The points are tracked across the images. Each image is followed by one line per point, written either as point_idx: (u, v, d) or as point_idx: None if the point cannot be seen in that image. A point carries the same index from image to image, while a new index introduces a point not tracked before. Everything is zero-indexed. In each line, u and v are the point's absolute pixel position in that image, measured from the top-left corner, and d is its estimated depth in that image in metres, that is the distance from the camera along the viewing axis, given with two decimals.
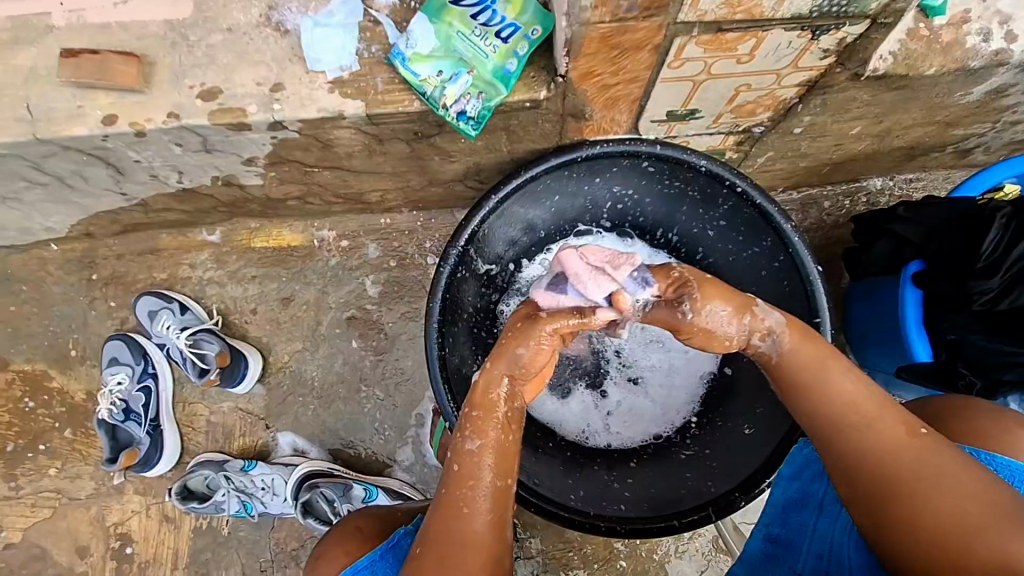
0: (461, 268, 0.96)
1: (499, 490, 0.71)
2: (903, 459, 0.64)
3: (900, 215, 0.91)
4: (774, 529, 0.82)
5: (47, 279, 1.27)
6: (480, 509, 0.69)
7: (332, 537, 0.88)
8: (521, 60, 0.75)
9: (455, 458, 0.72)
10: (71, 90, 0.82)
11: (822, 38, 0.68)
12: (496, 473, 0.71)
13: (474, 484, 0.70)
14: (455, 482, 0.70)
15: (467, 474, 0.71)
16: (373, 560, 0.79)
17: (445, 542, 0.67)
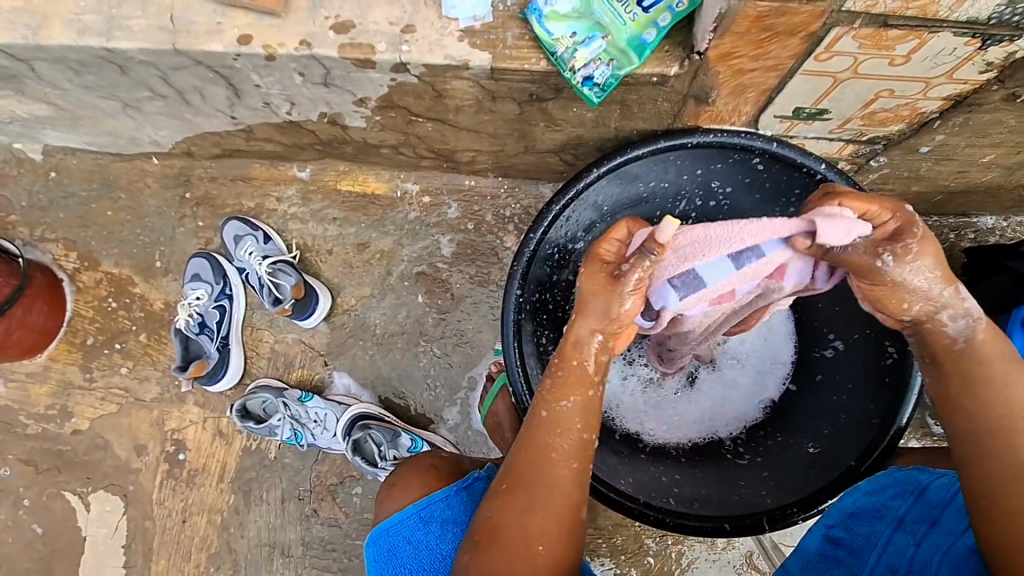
0: (549, 236, 0.96)
1: (585, 442, 0.76)
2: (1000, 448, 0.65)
3: (1022, 252, 0.88)
4: (836, 531, 0.86)
5: (145, 191, 1.34)
6: (566, 458, 0.75)
7: (411, 465, 0.97)
8: (660, 31, 0.74)
9: (543, 405, 0.77)
10: (213, 6, 0.85)
11: (989, 49, 0.65)
12: (584, 426, 0.76)
13: (565, 430, 0.76)
14: (543, 429, 0.76)
15: (556, 421, 0.76)
16: (448, 494, 0.89)
17: (531, 486, 0.73)
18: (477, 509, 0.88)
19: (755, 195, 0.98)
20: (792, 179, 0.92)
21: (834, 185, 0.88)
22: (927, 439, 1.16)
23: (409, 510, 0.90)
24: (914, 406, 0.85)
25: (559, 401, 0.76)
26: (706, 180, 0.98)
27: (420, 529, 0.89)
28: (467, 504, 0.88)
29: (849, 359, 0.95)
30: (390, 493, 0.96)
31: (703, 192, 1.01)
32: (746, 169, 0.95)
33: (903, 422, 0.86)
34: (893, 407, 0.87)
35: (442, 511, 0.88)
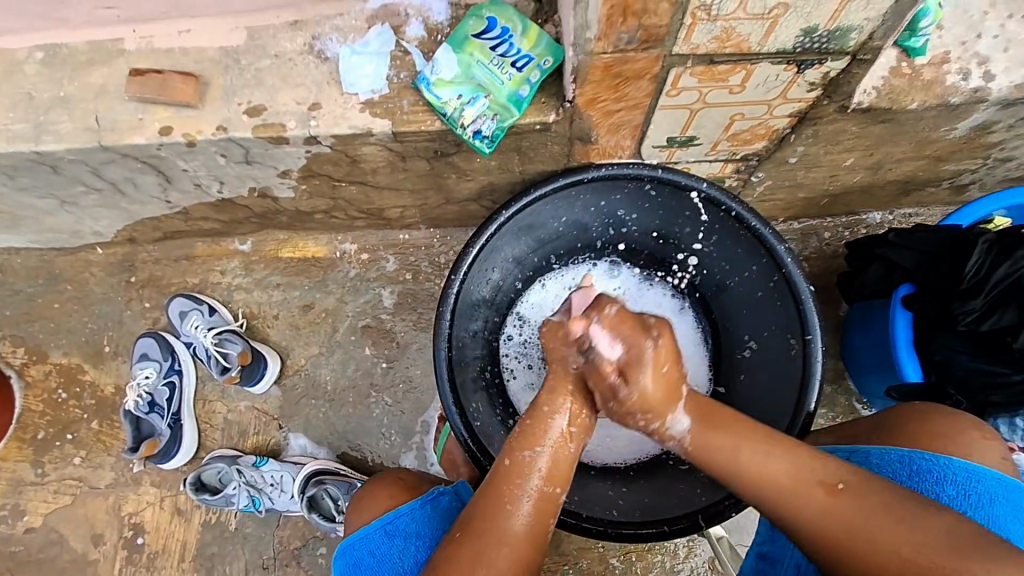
0: (472, 278, 1.03)
1: (546, 494, 0.78)
2: (846, 522, 0.70)
3: (890, 240, 0.95)
4: (764, 547, 0.90)
5: (90, 280, 1.37)
6: (520, 509, 0.77)
7: (372, 483, 0.98)
8: (533, 86, 0.84)
9: (508, 453, 0.80)
10: (133, 104, 0.92)
11: (806, 72, 0.75)
12: (545, 479, 0.79)
13: (525, 481, 0.78)
14: (503, 474, 0.79)
15: (519, 469, 0.78)
16: (414, 506, 0.90)
17: (482, 535, 0.76)
18: (441, 522, 0.89)
19: (658, 219, 1.07)
20: (682, 199, 1.01)
21: (718, 201, 0.98)
22: None
23: (375, 523, 0.90)
24: (817, 390, 0.94)
25: (524, 451, 0.79)
26: (613, 210, 1.07)
27: (385, 542, 0.89)
28: (434, 517, 0.90)
29: (762, 358, 1.04)
30: (355, 511, 0.96)
31: (612, 220, 1.09)
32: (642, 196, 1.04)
33: (810, 409, 0.94)
34: (803, 394, 0.95)
35: (407, 523, 0.89)
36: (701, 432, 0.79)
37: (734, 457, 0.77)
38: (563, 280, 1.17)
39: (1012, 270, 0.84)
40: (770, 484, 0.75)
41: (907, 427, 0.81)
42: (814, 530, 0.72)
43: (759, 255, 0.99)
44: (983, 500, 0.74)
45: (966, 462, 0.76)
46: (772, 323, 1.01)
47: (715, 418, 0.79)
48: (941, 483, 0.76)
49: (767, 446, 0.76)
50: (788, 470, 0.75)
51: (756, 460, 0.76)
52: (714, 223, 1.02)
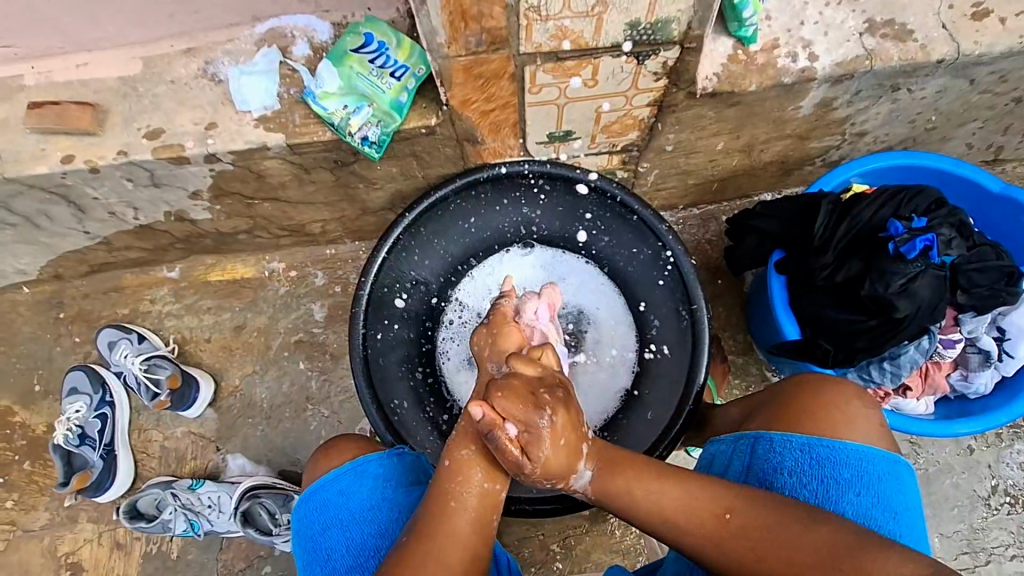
0: (386, 281, 1.08)
1: (489, 491, 0.79)
2: (733, 548, 0.73)
3: (758, 211, 1.04)
4: None
5: (17, 320, 1.38)
6: (462, 508, 0.77)
7: (343, 439, 0.95)
8: (411, 93, 0.91)
9: (448, 454, 0.81)
10: (34, 136, 0.96)
11: (646, 63, 0.83)
12: (486, 476, 0.79)
13: (468, 480, 0.78)
14: (444, 477, 0.79)
15: (460, 468, 0.79)
16: (381, 457, 0.90)
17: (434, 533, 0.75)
18: (406, 474, 0.91)
19: (559, 211, 1.14)
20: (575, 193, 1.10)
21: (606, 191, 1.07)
22: None
23: (346, 465, 0.89)
24: (707, 351, 1.02)
25: (463, 450, 0.80)
26: (514, 208, 1.14)
27: (353, 483, 0.88)
28: (400, 466, 0.91)
29: (666, 332, 1.10)
30: (321, 457, 0.93)
31: (518, 218, 1.16)
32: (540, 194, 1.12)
33: (702, 374, 1.01)
34: (695, 361, 1.02)
35: (376, 468, 0.89)
36: (605, 482, 0.80)
37: (629, 499, 0.79)
38: (482, 272, 1.19)
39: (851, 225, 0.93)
40: (666, 510, 0.77)
41: (811, 408, 0.85)
42: (709, 555, 0.74)
43: (648, 239, 1.07)
44: (873, 481, 0.80)
45: (858, 444, 0.81)
46: (667, 296, 1.08)
47: (608, 458, 0.81)
48: (837, 470, 0.80)
49: (660, 480, 0.78)
50: (679, 500, 0.77)
51: (648, 505, 0.78)
52: (606, 213, 1.10)
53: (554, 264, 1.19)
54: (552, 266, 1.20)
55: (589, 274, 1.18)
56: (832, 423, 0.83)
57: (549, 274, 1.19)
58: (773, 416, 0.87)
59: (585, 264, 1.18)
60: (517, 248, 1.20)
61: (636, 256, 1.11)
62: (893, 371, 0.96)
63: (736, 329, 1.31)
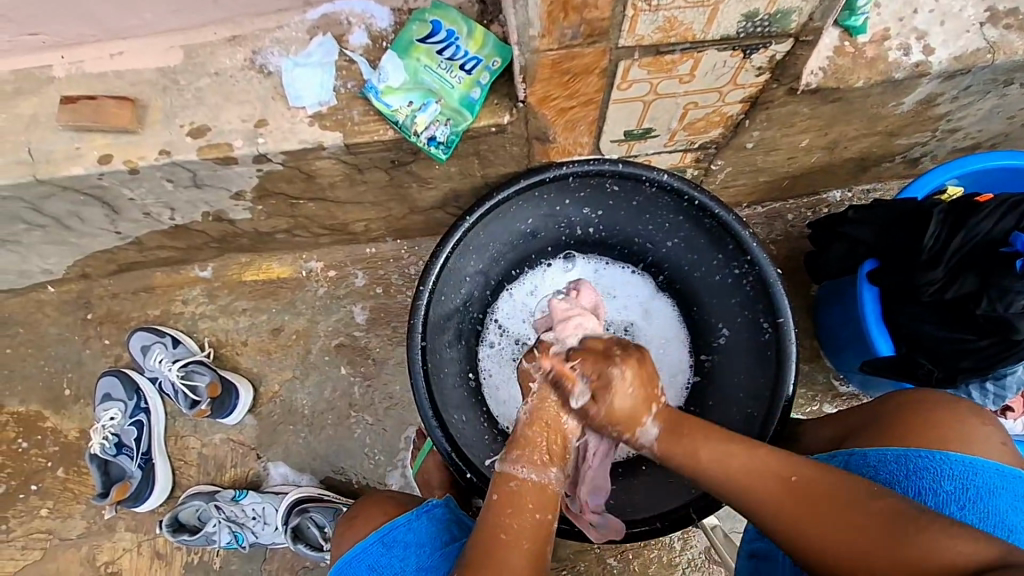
0: (441, 290, 0.99)
1: (540, 522, 0.74)
2: (809, 508, 0.67)
3: (851, 218, 0.98)
4: (754, 545, 0.87)
5: (43, 321, 1.31)
6: (516, 541, 0.72)
7: (367, 500, 0.95)
8: (484, 88, 0.84)
9: (496, 487, 0.76)
10: (69, 133, 0.89)
11: (753, 57, 0.75)
12: (535, 505, 0.74)
13: (519, 511, 0.74)
14: (495, 510, 0.74)
15: (509, 500, 0.74)
16: (409, 518, 0.87)
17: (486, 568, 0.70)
18: (438, 532, 0.87)
19: (626, 212, 1.04)
20: (645, 192, 0.98)
21: (680, 190, 0.95)
22: (840, 402, 1.22)
23: (371, 537, 0.87)
24: (795, 371, 0.91)
25: (509, 481, 0.75)
26: (577, 208, 1.04)
27: (383, 554, 0.86)
28: (432, 526, 0.87)
29: (739, 345, 1.01)
30: (349, 527, 0.92)
31: (579, 219, 1.06)
32: (605, 193, 1.01)
33: (790, 392, 0.91)
34: (779, 378, 0.92)
35: (404, 534, 0.86)
36: (669, 442, 0.75)
37: (698, 466, 0.73)
38: (523, 288, 1.13)
39: (967, 239, 0.87)
40: (736, 481, 0.71)
41: (910, 422, 0.78)
42: (785, 521, 0.68)
43: (725, 243, 0.97)
44: (981, 493, 0.72)
45: (963, 455, 0.74)
46: (746, 307, 0.98)
47: (681, 427, 0.75)
48: (938, 480, 0.73)
49: (727, 441, 0.73)
50: (748, 461, 0.72)
51: (707, 451, 0.73)
52: (678, 213, 0.99)
53: (611, 276, 1.13)
54: (607, 279, 1.14)
55: (644, 288, 1.13)
56: (937, 443, 0.76)
57: (604, 286, 1.14)
58: (869, 435, 0.80)
59: (640, 277, 1.13)
60: (558, 260, 1.13)
61: (710, 259, 1.01)
62: (997, 392, 0.93)
63: (803, 336, 1.23)
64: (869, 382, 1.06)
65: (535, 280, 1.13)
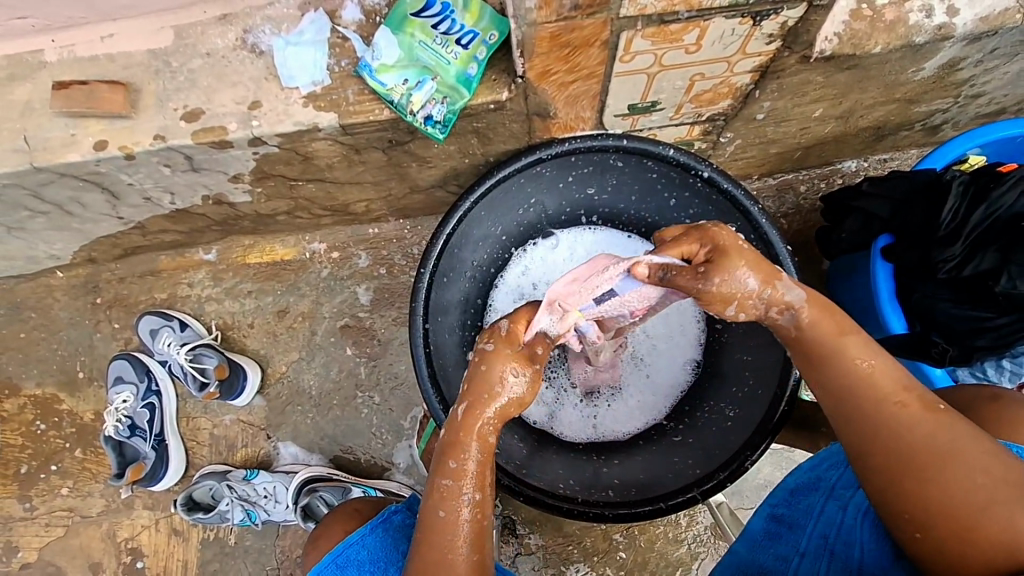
0: (443, 271, 0.97)
1: (482, 528, 0.70)
2: (943, 438, 0.62)
3: (866, 191, 0.94)
4: (780, 509, 0.85)
5: (54, 306, 1.32)
6: (464, 552, 0.68)
7: (332, 517, 0.97)
8: (481, 64, 0.82)
9: (439, 504, 0.69)
10: (64, 120, 0.87)
11: (763, 24, 0.71)
12: (476, 514, 0.70)
13: (460, 527, 0.69)
14: (439, 529, 0.69)
15: (449, 520, 0.69)
16: (362, 534, 0.88)
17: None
18: (394, 543, 0.87)
19: (632, 189, 1.00)
20: (651, 167, 0.95)
21: (688, 165, 0.92)
22: None
23: (326, 559, 0.88)
24: None
25: (455, 496, 0.69)
26: (581, 186, 1.01)
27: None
28: (387, 539, 0.88)
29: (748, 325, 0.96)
30: (315, 546, 0.95)
31: (583, 198, 1.04)
32: (609, 168, 0.97)
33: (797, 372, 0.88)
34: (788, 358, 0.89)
35: (358, 552, 0.87)
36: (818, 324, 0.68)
37: (844, 346, 0.67)
38: (517, 270, 1.09)
39: (989, 212, 0.85)
40: (874, 397, 0.65)
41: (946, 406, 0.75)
42: (902, 426, 0.64)
43: (733, 220, 0.93)
44: None
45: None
46: None
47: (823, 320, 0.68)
48: None
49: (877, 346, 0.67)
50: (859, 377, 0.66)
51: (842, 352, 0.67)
52: (684, 189, 0.96)
53: (606, 241, 1.08)
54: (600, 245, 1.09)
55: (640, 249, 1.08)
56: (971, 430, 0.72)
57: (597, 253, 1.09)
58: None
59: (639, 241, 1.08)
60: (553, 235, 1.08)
61: None
62: (1015, 369, 0.92)
63: None
64: None
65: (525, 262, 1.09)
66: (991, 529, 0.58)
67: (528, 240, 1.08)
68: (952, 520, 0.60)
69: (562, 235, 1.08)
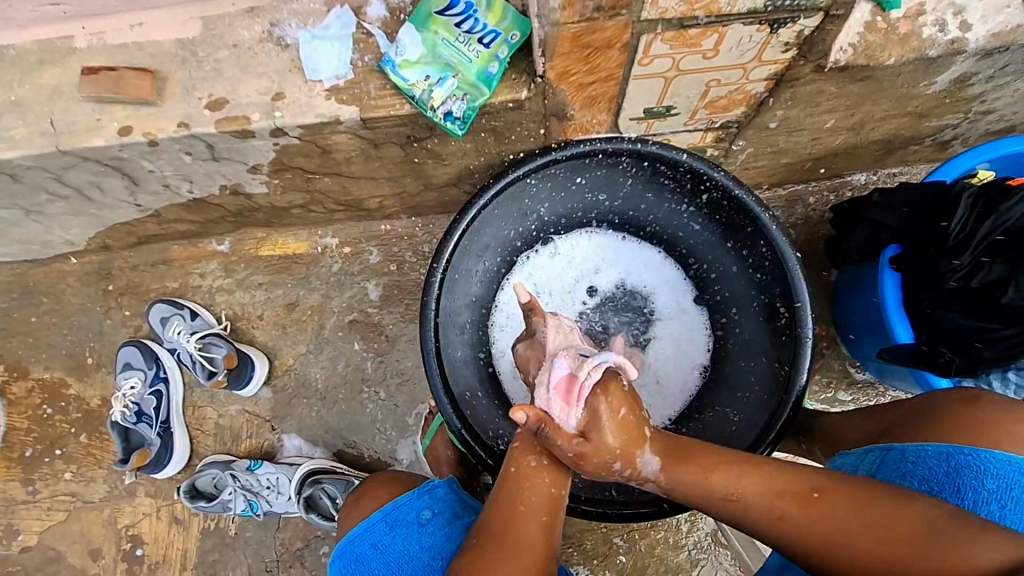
0: (454, 268, 0.98)
1: (553, 497, 0.76)
2: (829, 524, 0.67)
3: (875, 202, 0.96)
4: None
5: (66, 291, 1.33)
6: (533, 512, 0.74)
7: (374, 480, 0.98)
8: (502, 63, 0.84)
9: (514, 461, 0.77)
10: (90, 105, 0.89)
11: (780, 32, 0.72)
12: (553, 482, 0.76)
13: (533, 487, 0.75)
14: (512, 483, 0.76)
15: (527, 478, 0.75)
16: (413, 496, 0.90)
17: (504, 537, 0.72)
18: (442, 509, 0.89)
19: (642, 193, 1.01)
20: (663, 170, 0.96)
21: (700, 170, 0.92)
22: (855, 389, 1.20)
23: (376, 516, 0.89)
24: (811, 354, 0.89)
25: (530, 458, 0.77)
26: (592, 188, 1.02)
27: (387, 533, 0.88)
28: (437, 504, 0.90)
29: (754, 330, 0.99)
30: (354, 506, 0.95)
31: (592, 202, 1.05)
32: (621, 172, 0.99)
33: (803, 380, 0.88)
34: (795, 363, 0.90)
35: (407, 513, 0.89)
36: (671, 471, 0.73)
37: (706, 485, 0.72)
38: (524, 275, 1.10)
39: (998, 224, 0.86)
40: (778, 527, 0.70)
41: (946, 419, 0.76)
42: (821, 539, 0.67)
43: (743, 226, 0.94)
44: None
45: (1008, 453, 0.71)
46: (762, 293, 0.97)
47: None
48: (981, 479, 0.71)
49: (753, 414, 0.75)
50: (763, 488, 0.71)
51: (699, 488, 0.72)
52: (695, 194, 0.97)
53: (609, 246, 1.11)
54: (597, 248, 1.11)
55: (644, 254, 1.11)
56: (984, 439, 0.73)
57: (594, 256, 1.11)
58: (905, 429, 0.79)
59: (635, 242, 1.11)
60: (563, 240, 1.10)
61: (727, 243, 0.99)
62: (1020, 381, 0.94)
63: (819, 321, 1.21)
64: (886, 372, 1.06)
65: (531, 267, 1.10)
66: (913, 573, 0.62)
67: (530, 248, 1.09)
68: (881, 565, 0.63)
69: (567, 240, 1.10)
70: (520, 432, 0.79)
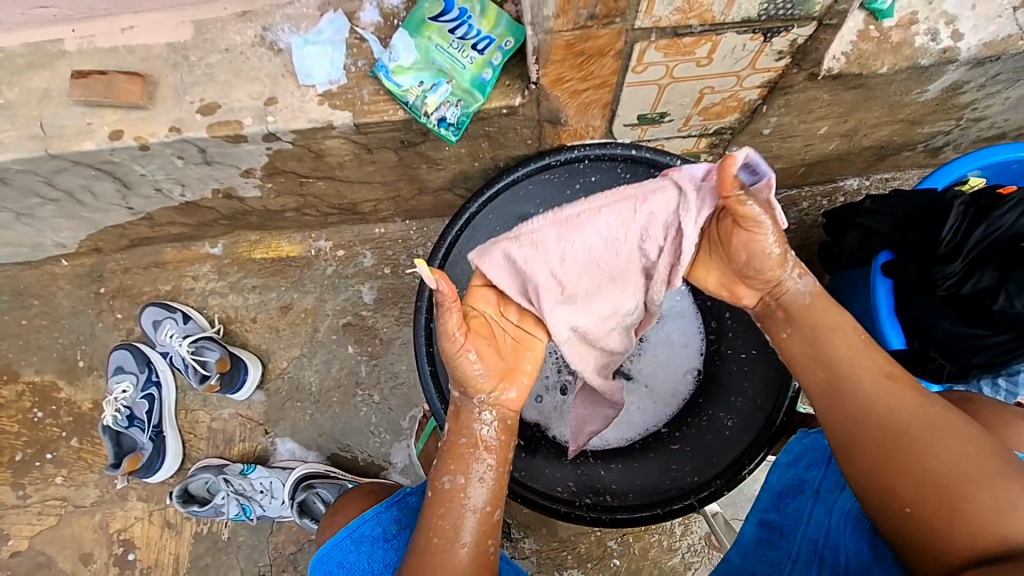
0: (450, 274, 0.98)
1: (485, 516, 0.74)
2: (877, 438, 0.66)
3: (869, 209, 0.96)
4: (768, 515, 0.85)
5: (57, 294, 1.32)
6: (462, 534, 0.72)
7: (347, 496, 1.00)
8: (495, 69, 0.84)
9: (441, 480, 0.75)
10: (80, 109, 0.89)
11: (773, 41, 0.72)
12: (488, 501, 0.74)
13: (451, 509, 0.73)
14: (432, 506, 0.74)
15: (442, 499, 0.73)
16: (379, 510, 0.89)
17: (428, 558, 0.71)
18: (410, 522, 0.88)
19: None
20: (657, 176, 0.95)
21: None
22: None
23: (342, 533, 0.89)
24: None
25: (446, 478, 0.74)
26: None
27: (353, 550, 0.88)
28: (403, 517, 0.89)
29: (747, 336, 0.99)
30: (328, 523, 0.96)
31: None
32: None
33: (796, 385, 0.90)
34: (785, 376, 0.91)
35: (372, 529, 0.89)
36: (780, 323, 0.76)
37: (813, 356, 0.73)
38: None
39: (989, 231, 0.87)
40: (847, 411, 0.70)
41: None
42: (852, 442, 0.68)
43: None
44: None
45: None
46: None
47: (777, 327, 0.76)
48: None
49: (835, 346, 0.73)
50: (848, 378, 0.71)
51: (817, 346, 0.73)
52: None
53: None
54: None
55: None
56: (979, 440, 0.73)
57: None
58: None
59: None
60: None
61: None
62: (1010, 388, 0.95)
63: None
64: None
65: None
66: (919, 513, 0.62)
67: None
68: (892, 503, 0.64)
69: None
70: (447, 448, 0.75)
